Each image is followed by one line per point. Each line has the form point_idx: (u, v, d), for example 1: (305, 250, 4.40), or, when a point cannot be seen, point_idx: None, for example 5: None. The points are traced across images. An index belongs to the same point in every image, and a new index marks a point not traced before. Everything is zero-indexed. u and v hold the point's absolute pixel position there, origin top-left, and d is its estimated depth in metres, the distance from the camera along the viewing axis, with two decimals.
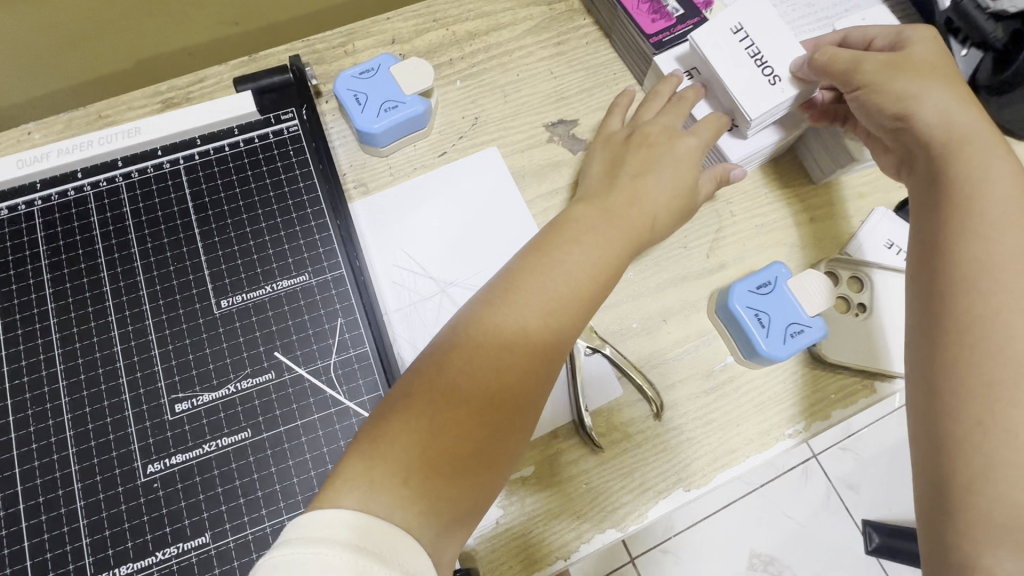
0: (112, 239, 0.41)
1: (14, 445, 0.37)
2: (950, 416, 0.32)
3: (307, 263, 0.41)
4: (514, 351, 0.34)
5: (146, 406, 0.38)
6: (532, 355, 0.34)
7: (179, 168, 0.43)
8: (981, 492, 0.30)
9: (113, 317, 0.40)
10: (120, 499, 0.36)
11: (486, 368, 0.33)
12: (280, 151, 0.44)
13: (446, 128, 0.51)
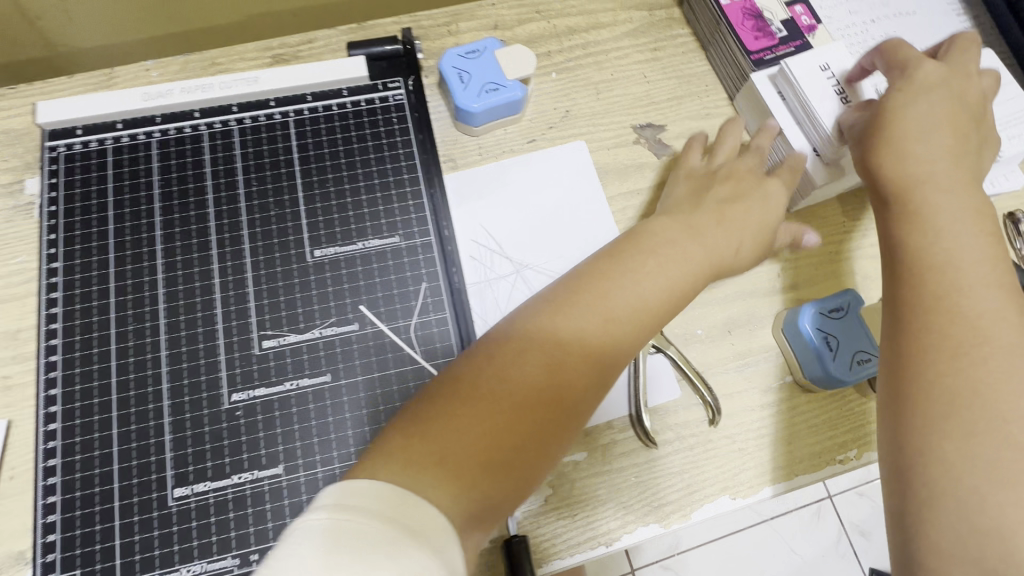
0: (220, 178, 0.44)
1: (111, 356, 0.39)
2: (912, 433, 0.34)
3: (399, 226, 0.43)
4: (553, 360, 0.33)
5: (237, 338, 0.40)
6: (571, 364, 0.34)
7: (287, 121, 0.45)
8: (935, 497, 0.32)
9: (214, 250, 0.42)
10: (204, 421, 0.38)
11: (517, 373, 0.33)
12: (383, 117, 0.46)
13: (537, 117, 0.52)
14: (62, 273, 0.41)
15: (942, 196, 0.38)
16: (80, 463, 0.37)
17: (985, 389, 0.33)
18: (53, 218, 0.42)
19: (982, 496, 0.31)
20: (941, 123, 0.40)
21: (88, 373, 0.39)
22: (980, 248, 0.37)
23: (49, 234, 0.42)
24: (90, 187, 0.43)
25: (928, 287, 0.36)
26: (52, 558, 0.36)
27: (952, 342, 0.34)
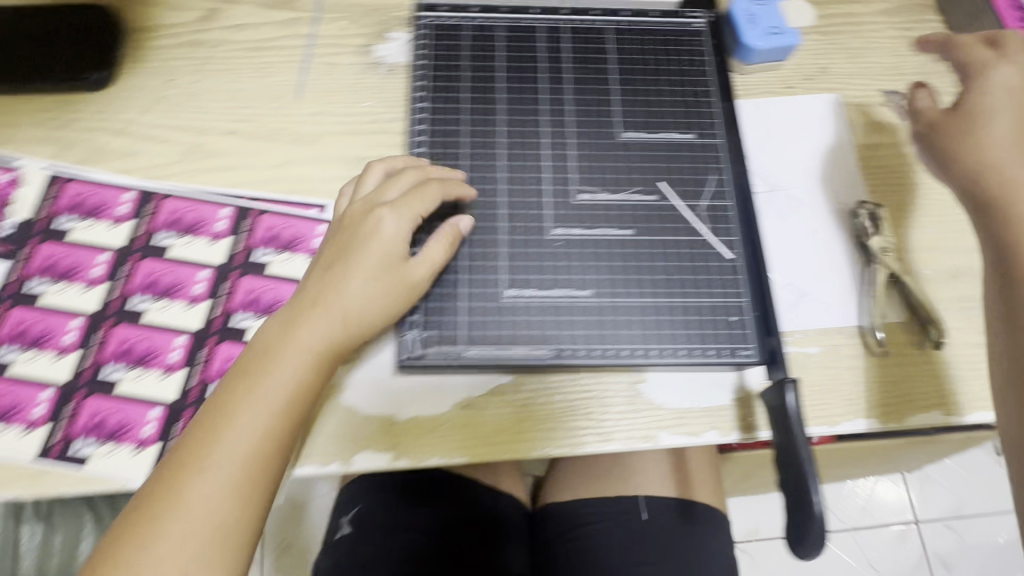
0: (551, 62, 0.52)
1: (462, 181, 0.49)
2: None
3: (696, 126, 0.51)
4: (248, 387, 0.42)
5: (560, 187, 0.48)
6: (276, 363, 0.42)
7: (609, 28, 0.54)
8: None
9: (545, 117, 0.50)
10: (532, 243, 0.47)
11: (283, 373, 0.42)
12: (687, 40, 0.54)
13: (795, 68, 0.59)
14: (427, 112, 0.51)
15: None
16: (435, 252, 0.46)
17: None
18: (419, 70, 0.52)
19: None
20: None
21: None
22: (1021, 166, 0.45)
23: (417, 82, 0.52)
24: (449, 51, 0.52)
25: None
26: (411, 317, 0.45)
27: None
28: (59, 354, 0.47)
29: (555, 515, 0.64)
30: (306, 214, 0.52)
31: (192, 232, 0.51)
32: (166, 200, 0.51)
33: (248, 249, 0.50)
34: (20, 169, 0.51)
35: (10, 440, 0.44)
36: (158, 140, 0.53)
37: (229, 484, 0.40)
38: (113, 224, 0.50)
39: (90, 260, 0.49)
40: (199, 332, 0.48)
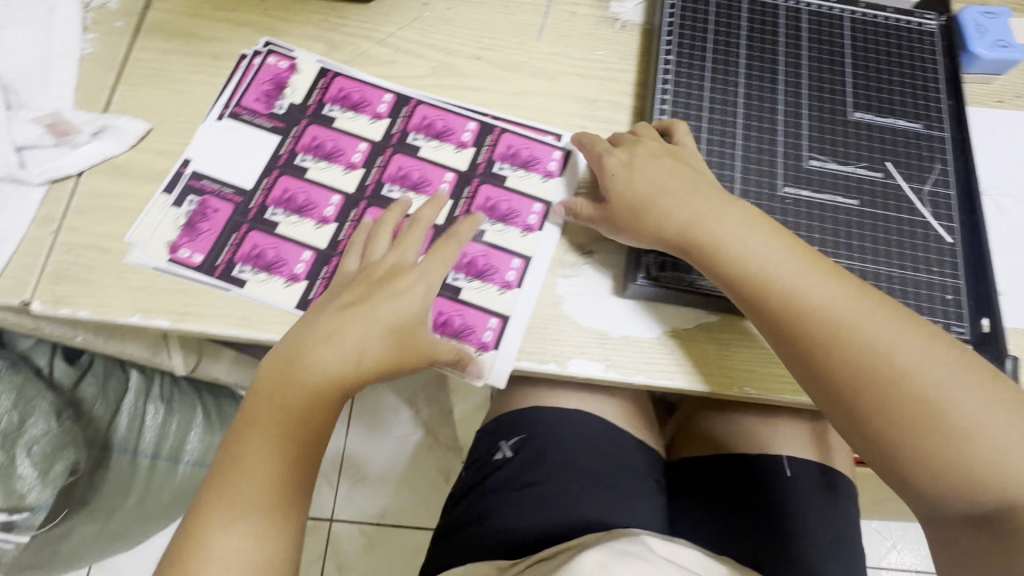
0: (792, 37, 0.55)
1: (702, 132, 0.52)
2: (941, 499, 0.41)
3: (922, 117, 0.54)
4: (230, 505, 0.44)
5: (792, 151, 0.52)
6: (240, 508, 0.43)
7: (848, 16, 0.57)
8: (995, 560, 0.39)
9: (782, 86, 0.54)
10: (765, 197, 0.50)
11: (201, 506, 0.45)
12: (920, 39, 0.57)
13: (1009, 84, 0.61)
14: (672, 64, 0.54)
15: (860, 309, 0.44)
16: None
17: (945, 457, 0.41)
18: (666, 25, 0.55)
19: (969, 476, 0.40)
20: (752, 221, 0.47)
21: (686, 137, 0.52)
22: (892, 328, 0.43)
23: (663, 36, 0.55)
24: (696, 12, 0.56)
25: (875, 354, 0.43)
26: (652, 242, 0.50)
27: (870, 347, 0.43)
28: (317, 223, 0.52)
29: (689, 469, 0.67)
30: (544, 139, 0.57)
31: (440, 137, 0.56)
32: (418, 105, 0.57)
33: (489, 160, 0.56)
34: (297, 60, 0.58)
35: (275, 287, 0.50)
36: (413, 55, 0.59)
37: (284, 453, 0.45)
38: (372, 120, 0.56)
39: (351, 146, 0.55)
40: (442, 225, 0.53)
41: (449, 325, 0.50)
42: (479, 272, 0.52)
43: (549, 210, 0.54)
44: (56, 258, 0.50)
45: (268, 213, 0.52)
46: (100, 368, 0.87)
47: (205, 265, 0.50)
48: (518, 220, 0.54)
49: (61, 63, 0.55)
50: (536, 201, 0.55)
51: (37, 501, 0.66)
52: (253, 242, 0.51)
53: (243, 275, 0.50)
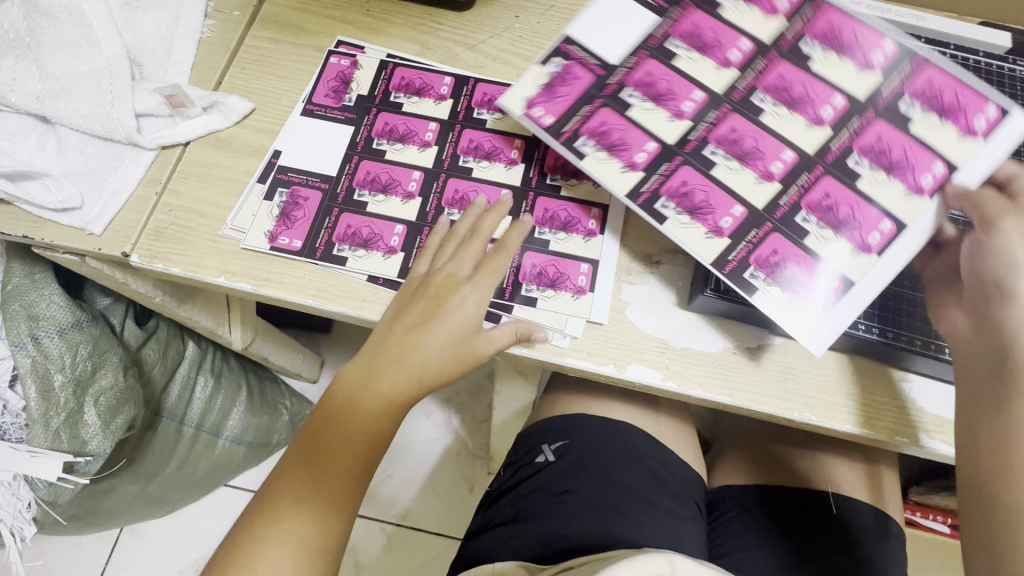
0: None
1: None
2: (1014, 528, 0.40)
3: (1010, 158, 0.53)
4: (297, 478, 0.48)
5: None
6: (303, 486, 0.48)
7: (939, 55, 0.56)
8: None
9: None
10: None
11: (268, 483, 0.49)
12: (1011, 85, 0.56)
13: None
14: None
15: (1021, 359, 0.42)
16: None
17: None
18: None
19: None
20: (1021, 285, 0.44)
21: None
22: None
23: None
24: None
25: None
26: None
27: None
28: (625, 167, 0.50)
29: (732, 497, 0.66)
30: (978, 89, 0.48)
31: (705, 51, 0.52)
32: (477, 83, 0.60)
33: (894, 93, 0.49)
34: (358, 58, 0.61)
35: (374, 261, 0.52)
36: (501, 63, 0.61)
37: (341, 448, 0.48)
38: (437, 102, 0.59)
39: (584, 67, 0.53)
40: (672, 146, 0.51)
41: (543, 275, 0.52)
42: (696, 207, 0.49)
43: (952, 175, 0.47)
44: (157, 217, 0.54)
45: (356, 195, 0.55)
46: (163, 334, 0.90)
47: (304, 249, 0.53)
48: (761, 162, 0.49)
49: (181, 44, 0.60)
50: (886, 217, 0.47)
51: (97, 449, 0.68)
52: (347, 223, 0.54)
53: (341, 254, 0.52)
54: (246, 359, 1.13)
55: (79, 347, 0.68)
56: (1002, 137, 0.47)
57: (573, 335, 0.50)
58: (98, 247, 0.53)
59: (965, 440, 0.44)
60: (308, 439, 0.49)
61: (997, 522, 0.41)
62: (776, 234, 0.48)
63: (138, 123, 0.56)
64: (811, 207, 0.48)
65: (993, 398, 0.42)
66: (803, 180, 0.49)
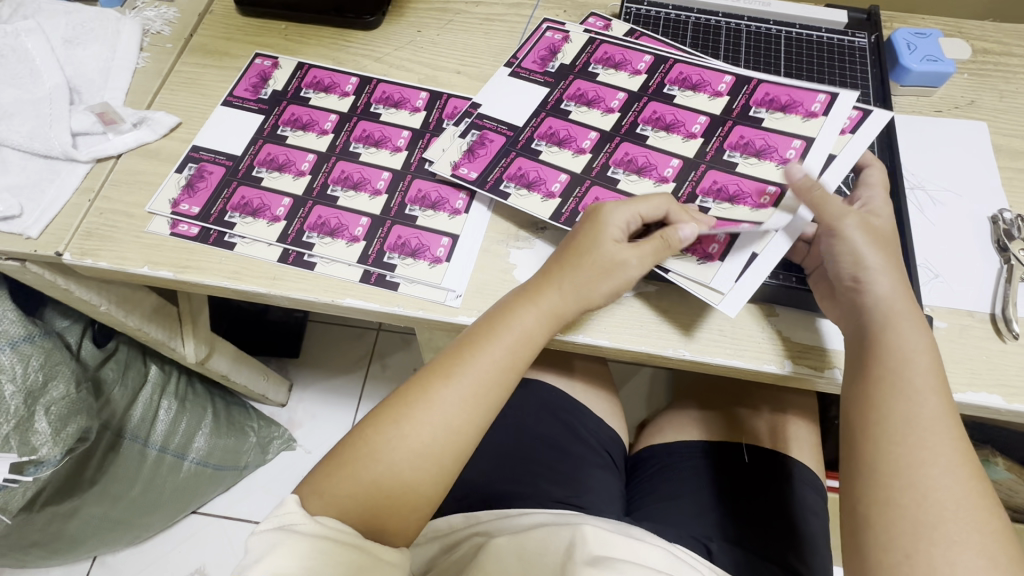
0: (728, 53, 0.64)
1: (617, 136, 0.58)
2: (881, 506, 0.39)
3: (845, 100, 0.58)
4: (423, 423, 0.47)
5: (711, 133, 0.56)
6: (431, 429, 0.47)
7: (785, 35, 0.64)
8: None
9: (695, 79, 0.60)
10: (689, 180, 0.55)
11: (388, 430, 0.47)
12: (851, 54, 0.63)
13: (947, 97, 0.65)
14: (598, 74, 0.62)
15: (911, 354, 0.43)
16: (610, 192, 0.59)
17: (901, 465, 0.40)
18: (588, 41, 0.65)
19: (927, 497, 0.38)
20: (896, 273, 0.46)
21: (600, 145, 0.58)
22: (926, 363, 0.43)
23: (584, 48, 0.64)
24: (646, 34, 0.66)
25: (929, 406, 0.41)
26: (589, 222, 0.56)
27: (922, 397, 0.42)
28: (544, 197, 0.56)
29: (653, 455, 0.68)
30: (805, 86, 0.56)
31: (591, 104, 0.60)
32: (288, 106, 0.66)
33: (745, 105, 0.57)
34: (279, 59, 0.70)
35: (258, 227, 0.59)
36: (404, 71, 0.69)
37: (469, 394, 0.49)
38: (340, 97, 0.66)
39: (496, 133, 0.61)
40: (580, 174, 0.57)
41: (405, 245, 0.57)
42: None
43: (811, 146, 0.54)
44: (90, 220, 0.60)
45: (255, 172, 0.62)
46: (122, 355, 0.95)
47: (201, 214, 0.59)
48: (654, 172, 0.55)
49: (117, 72, 0.67)
50: (770, 183, 0.53)
51: (47, 455, 0.72)
52: (241, 195, 0.61)
53: (229, 219, 0.59)
54: (213, 385, 1.17)
55: (31, 359, 0.72)
56: (839, 112, 0.55)
57: (461, 293, 0.55)
58: (35, 248, 0.58)
59: (853, 420, 0.43)
60: (429, 375, 0.49)
61: (869, 504, 0.40)
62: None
63: (74, 140, 0.62)
64: (706, 192, 0.54)
65: (880, 377, 0.43)
66: (693, 176, 0.55)
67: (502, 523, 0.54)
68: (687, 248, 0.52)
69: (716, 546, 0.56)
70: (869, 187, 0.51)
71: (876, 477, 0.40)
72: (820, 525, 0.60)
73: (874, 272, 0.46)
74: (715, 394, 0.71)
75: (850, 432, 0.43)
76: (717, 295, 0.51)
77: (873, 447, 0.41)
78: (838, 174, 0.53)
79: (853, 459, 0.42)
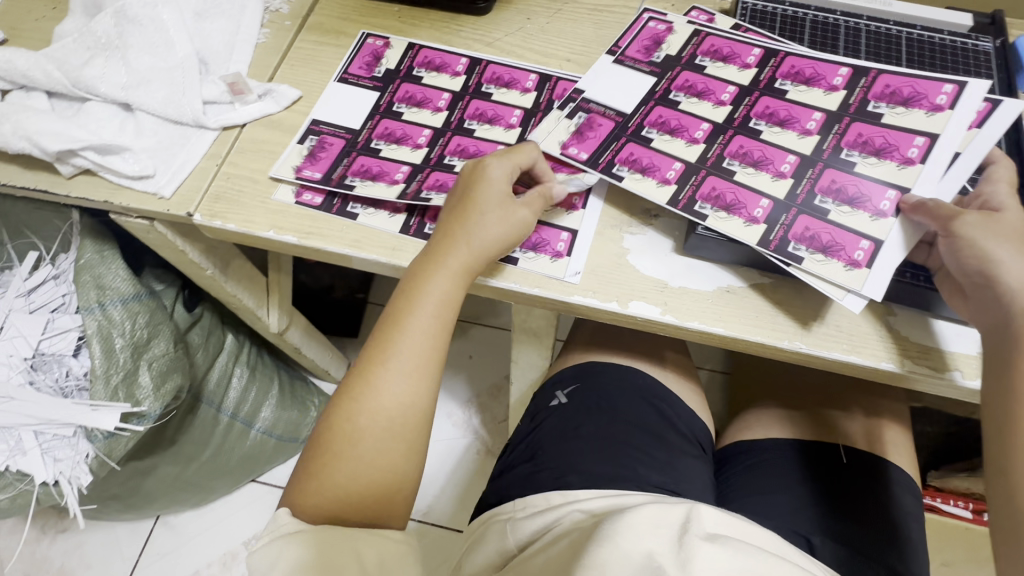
0: (847, 51, 0.63)
1: (732, 129, 0.58)
2: None
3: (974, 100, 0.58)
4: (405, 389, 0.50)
5: (831, 129, 0.56)
6: (414, 403, 0.50)
7: (906, 36, 0.64)
8: None
9: (813, 73, 0.59)
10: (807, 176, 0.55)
11: (380, 408, 0.49)
12: (975, 56, 0.62)
13: None
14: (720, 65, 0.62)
15: None
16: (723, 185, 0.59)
17: None
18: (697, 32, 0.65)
19: None
20: None
21: (715, 135, 0.58)
22: None
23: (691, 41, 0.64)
24: (763, 29, 0.66)
25: None
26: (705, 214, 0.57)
27: None
28: (660, 182, 0.56)
29: (743, 450, 0.67)
30: (929, 78, 0.56)
31: (701, 96, 0.60)
32: (403, 83, 0.68)
33: (862, 100, 0.57)
34: (391, 40, 0.72)
35: (378, 189, 0.61)
36: (514, 56, 0.70)
37: (415, 344, 0.51)
38: (452, 77, 0.68)
39: (604, 116, 0.61)
40: (695, 164, 0.57)
41: None
42: (728, 205, 0.54)
43: (935, 142, 0.54)
44: (217, 184, 0.62)
45: (372, 144, 0.64)
46: (207, 322, 0.98)
47: (323, 179, 0.62)
48: (771, 166, 0.55)
49: (241, 46, 0.70)
50: (889, 187, 0.53)
51: (149, 409, 0.75)
52: (360, 163, 0.63)
53: (351, 184, 0.61)
54: (279, 359, 1.20)
55: (138, 316, 0.76)
56: (965, 107, 0.54)
57: (581, 270, 0.56)
58: (167, 208, 0.61)
59: (992, 419, 0.44)
60: (384, 325, 0.52)
61: (1015, 504, 0.40)
62: (803, 216, 0.53)
63: (204, 108, 0.66)
64: (823, 191, 0.54)
65: (1017, 374, 0.43)
66: (810, 174, 0.55)
67: (609, 504, 0.54)
68: (814, 245, 0.52)
69: (817, 541, 0.56)
70: (993, 182, 0.52)
71: (1023, 475, 0.41)
72: (919, 530, 0.59)
73: (1008, 267, 0.46)
74: (807, 395, 0.70)
75: (992, 430, 0.43)
76: (858, 282, 0.51)
77: (1019, 444, 0.41)
78: (960, 175, 0.53)
79: (999, 458, 0.42)
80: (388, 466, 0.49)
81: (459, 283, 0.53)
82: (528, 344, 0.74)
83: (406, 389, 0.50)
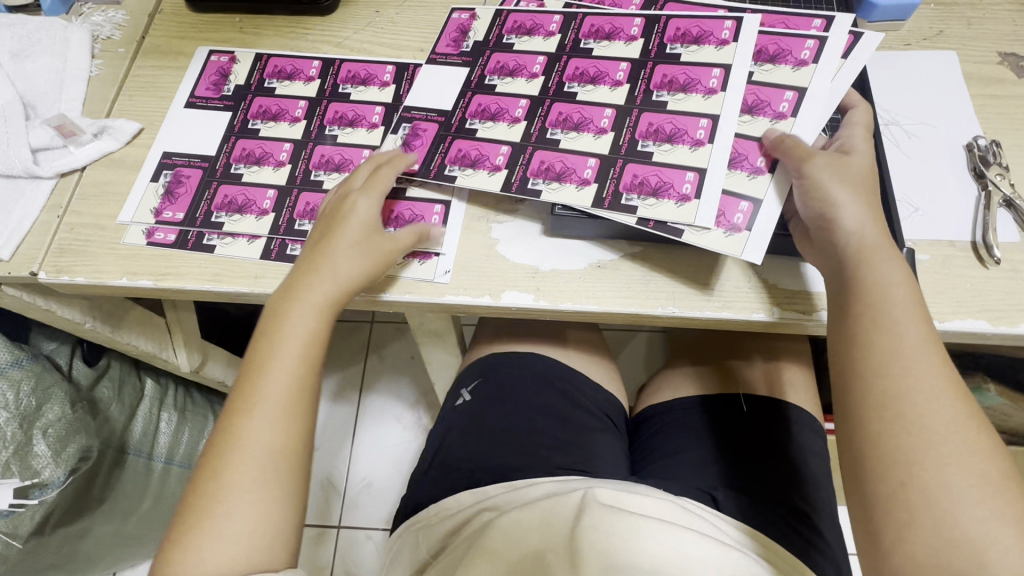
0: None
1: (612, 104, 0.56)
2: (875, 442, 0.40)
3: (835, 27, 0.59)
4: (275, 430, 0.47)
5: (639, 88, 0.56)
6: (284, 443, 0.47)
7: None
8: (915, 515, 0.37)
9: (664, 27, 0.59)
10: (625, 132, 0.55)
11: (262, 440, 0.46)
12: None
13: (914, 30, 0.65)
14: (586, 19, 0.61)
15: (890, 288, 0.44)
16: None
17: (887, 398, 0.40)
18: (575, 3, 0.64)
19: (917, 425, 0.39)
20: (870, 210, 0.47)
21: (581, 116, 0.56)
22: (906, 295, 0.43)
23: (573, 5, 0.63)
24: None
25: (911, 337, 0.42)
26: None
27: (905, 331, 0.42)
28: (490, 171, 0.55)
29: (654, 415, 0.69)
30: (792, 34, 0.56)
31: (514, 75, 0.60)
32: (255, 98, 0.64)
33: (660, 45, 0.58)
34: (235, 53, 0.68)
35: (248, 223, 0.58)
36: (364, 52, 0.67)
37: (274, 412, 0.47)
38: (306, 82, 0.65)
39: (427, 121, 0.60)
40: (520, 143, 0.56)
41: (399, 219, 0.57)
42: (558, 175, 0.54)
43: (803, 96, 0.54)
44: (61, 236, 0.58)
45: (232, 169, 0.61)
46: (115, 372, 0.93)
47: (186, 219, 0.58)
48: (591, 125, 0.55)
49: (71, 82, 0.65)
50: (702, 117, 0.54)
51: (50, 477, 0.73)
52: (224, 193, 0.59)
53: (217, 219, 0.58)
54: (210, 393, 1.16)
55: (21, 384, 0.71)
56: (827, 61, 0.55)
57: (450, 269, 0.55)
58: (10, 270, 0.57)
59: (839, 361, 0.44)
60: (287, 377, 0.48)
61: (863, 441, 0.41)
62: (630, 164, 0.53)
63: (35, 156, 0.60)
64: (644, 136, 0.54)
65: (855, 317, 0.44)
66: (629, 122, 0.55)
67: (509, 496, 0.54)
68: (644, 190, 0.52)
69: (721, 494, 0.58)
70: (849, 127, 0.52)
71: (862, 415, 0.41)
72: (821, 465, 0.61)
73: (846, 210, 0.46)
74: (714, 348, 0.71)
75: (839, 372, 0.44)
76: (737, 247, 0.50)
77: (861, 382, 0.42)
78: (823, 112, 0.53)
79: (846, 399, 0.43)
80: (262, 517, 0.44)
81: (323, 323, 0.51)
82: (435, 344, 0.73)
83: (274, 427, 0.47)
